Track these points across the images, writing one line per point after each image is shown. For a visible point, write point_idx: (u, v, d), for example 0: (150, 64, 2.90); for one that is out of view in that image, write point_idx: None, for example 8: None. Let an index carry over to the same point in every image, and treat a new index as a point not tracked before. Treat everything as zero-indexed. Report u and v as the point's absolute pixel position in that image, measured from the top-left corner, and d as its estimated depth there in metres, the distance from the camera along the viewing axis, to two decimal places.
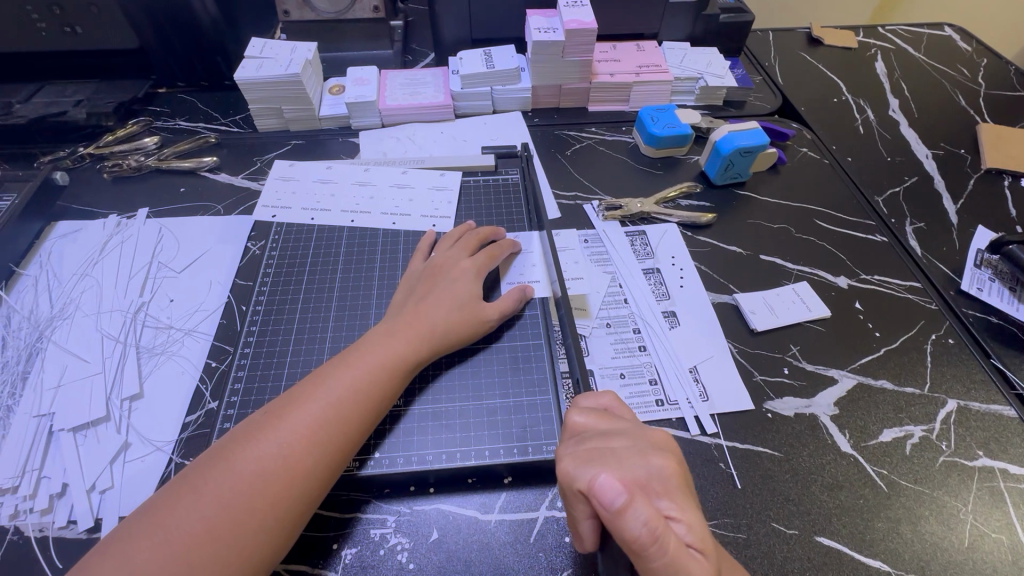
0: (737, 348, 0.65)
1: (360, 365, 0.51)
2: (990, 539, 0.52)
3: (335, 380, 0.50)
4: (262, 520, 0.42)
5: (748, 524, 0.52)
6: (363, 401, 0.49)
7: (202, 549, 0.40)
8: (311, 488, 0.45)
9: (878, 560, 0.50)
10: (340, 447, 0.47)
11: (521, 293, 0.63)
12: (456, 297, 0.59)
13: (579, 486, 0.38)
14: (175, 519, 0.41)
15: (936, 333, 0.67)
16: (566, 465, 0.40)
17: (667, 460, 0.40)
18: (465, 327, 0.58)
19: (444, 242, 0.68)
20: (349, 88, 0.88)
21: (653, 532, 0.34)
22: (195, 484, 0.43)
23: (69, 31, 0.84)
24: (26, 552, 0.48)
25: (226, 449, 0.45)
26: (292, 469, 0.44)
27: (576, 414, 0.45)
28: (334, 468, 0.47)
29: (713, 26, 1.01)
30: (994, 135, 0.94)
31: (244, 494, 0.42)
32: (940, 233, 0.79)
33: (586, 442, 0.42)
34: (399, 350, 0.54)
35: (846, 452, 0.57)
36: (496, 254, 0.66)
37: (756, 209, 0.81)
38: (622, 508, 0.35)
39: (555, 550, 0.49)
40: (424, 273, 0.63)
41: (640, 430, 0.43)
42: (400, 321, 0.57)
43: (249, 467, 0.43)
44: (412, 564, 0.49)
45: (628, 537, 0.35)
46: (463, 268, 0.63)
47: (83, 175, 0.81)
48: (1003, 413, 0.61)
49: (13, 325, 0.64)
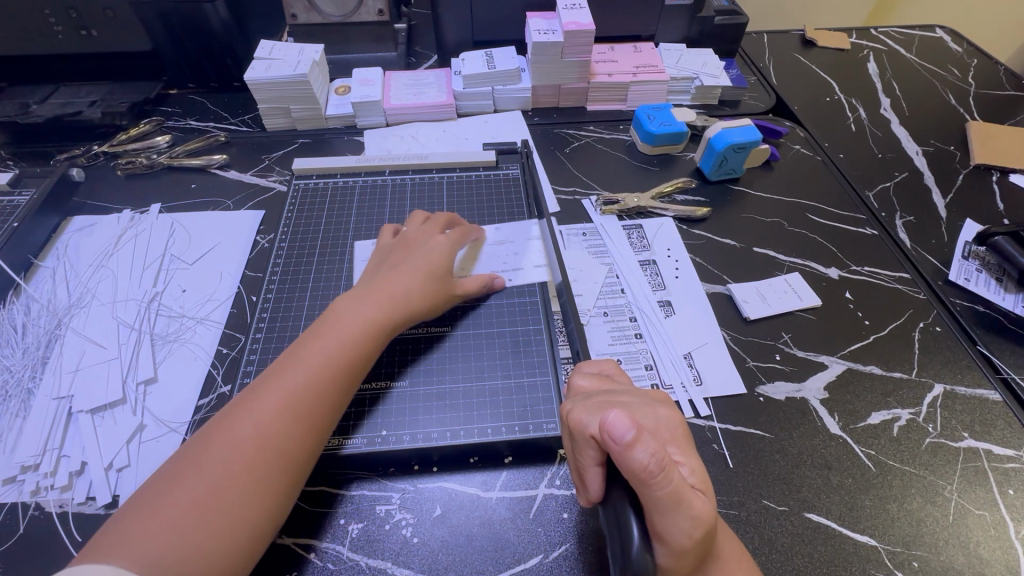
0: (731, 336, 0.67)
1: (330, 335, 0.54)
2: (975, 516, 0.54)
3: (311, 350, 0.52)
4: (252, 483, 0.44)
5: (739, 501, 0.54)
6: (340, 364, 0.52)
7: (206, 515, 0.42)
8: (300, 447, 0.48)
9: (865, 536, 0.52)
10: (324, 412, 0.50)
11: (489, 280, 0.66)
12: (426, 267, 0.61)
13: (590, 430, 0.40)
14: (176, 491, 0.43)
15: (924, 321, 0.69)
16: (579, 414, 0.42)
17: (674, 414, 0.43)
18: (433, 295, 0.60)
19: (413, 220, 0.69)
20: (355, 89, 0.91)
21: (660, 463, 0.35)
22: (190, 461, 0.45)
23: (85, 35, 0.87)
24: (47, 526, 0.50)
25: (215, 426, 0.47)
26: (274, 434, 0.47)
27: (580, 378, 0.49)
28: (320, 431, 0.49)
29: (708, 27, 1.04)
30: (983, 132, 0.96)
31: (238, 463, 0.45)
32: (929, 226, 0.81)
33: (595, 396, 0.45)
34: (366, 317, 0.56)
35: (835, 434, 0.59)
36: (466, 234, 0.69)
37: (750, 203, 0.83)
38: (632, 442, 0.35)
39: (553, 524, 0.52)
40: (392, 248, 0.65)
41: (642, 391, 0.46)
42: (370, 290, 0.58)
43: (234, 438, 0.46)
44: (416, 538, 0.51)
45: (634, 467, 0.35)
46: (435, 242, 0.65)
47: (97, 172, 0.84)
48: (988, 396, 0.63)
49: (33, 313, 0.66)
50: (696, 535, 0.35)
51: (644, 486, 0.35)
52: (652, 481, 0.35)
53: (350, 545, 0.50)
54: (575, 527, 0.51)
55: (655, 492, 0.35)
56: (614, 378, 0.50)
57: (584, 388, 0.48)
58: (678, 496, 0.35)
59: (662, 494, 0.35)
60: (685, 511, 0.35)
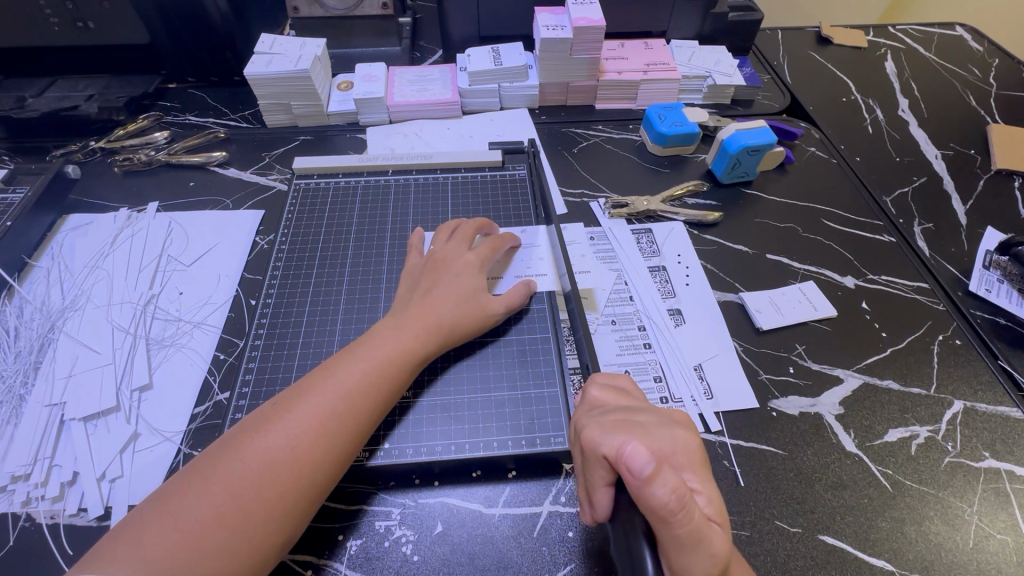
0: (743, 347, 0.65)
1: (368, 358, 0.52)
2: (996, 540, 0.52)
3: (343, 372, 0.50)
4: (271, 509, 0.43)
5: (751, 521, 0.52)
6: (372, 392, 0.50)
7: (214, 535, 0.40)
8: (326, 477, 0.46)
9: (881, 559, 0.50)
10: (348, 441, 0.48)
11: (526, 287, 0.63)
12: (462, 290, 0.59)
13: (603, 450, 0.38)
14: (186, 506, 0.41)
15: (943, 334, 0.67)
16: (593, 432, 0.40)
17: (693, 436, 0.40)
18: (471, 320, 0.58)
19: (439, 236, 0.66)
20: (358, 85, 0.89)
21: (680, 500, 0.33)
22: (206, 474, 0.43)
23: (81, 27, 0.84)
24: (38, 538, 0.49)
25: (234, 439, 0.46)
26: (301, 459, 0.45)
27: (593, 389, 0.47)
28: (343, 459, 0.47)
29: (721, 24, 1.01)
30: (1004, 136, 0.93)
31: (254, 485, 0.43)
32: (949, 234, 0.79)
33: (610, 415, 0.42)
34: (405, 343, 0.54)
35: (851, 452, 0.57)
36: (498, 245, 0.65)
37: (763, 208, 0.81)
38: (651, 476, 0.34)
39: (559, 544, 0.50)
40: (427, 266, 0.62)
41: (661, 411, 0.44)
42: (407, 314, 0.57)
43: (258, 457, 0.44)
44: (416, 556, 0.49)
45: (653, 503, 0.33)
46: (467, 260, 0.62)
47: (94, 168, 0.82)
48: (1010, 414, 0.60)
49: (26, 316, 0.64)
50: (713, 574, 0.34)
51: (663, 524, 0.33)
52: (672, 519, 0.33)
53: (348, 563, 0.49)
54: (580, 546, 0.50)
55: (676, 530, 0.33)
56: (632, 394, 0.48)
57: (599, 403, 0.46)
58: (699, 534, 0.33)
59: (682, 532, 0.33)
60: (705, 550, 0.33)
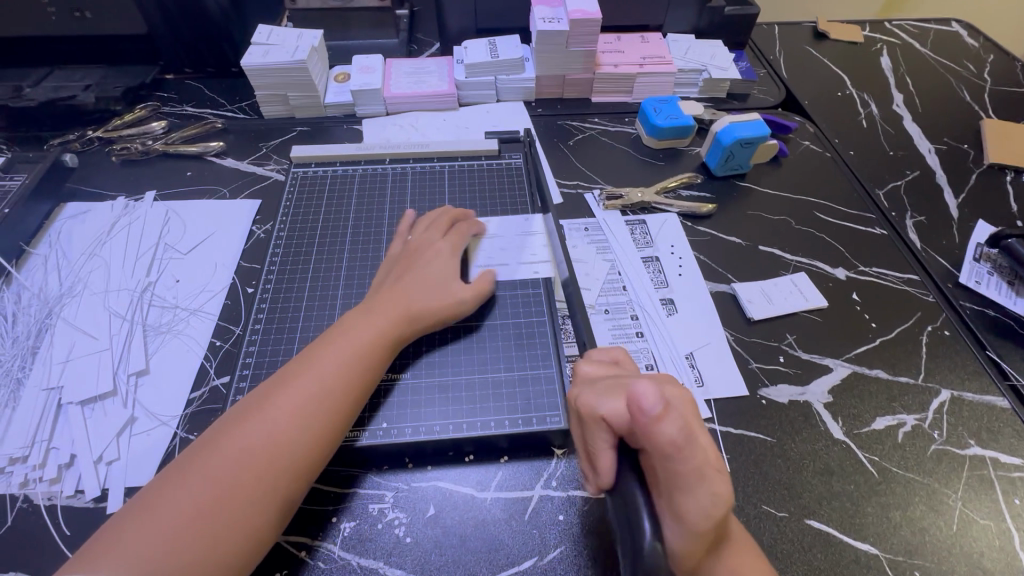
0: (734, 336, 0.65)
1: (340, 345, 0.53)
2: (980, 525, 0.53)
3: (318, 360, 0.51)
4: (256, 494, 0.44)
5: (739, 506, 0.52)
6: (347, 376, 0.51)
7: (200, 526, 0.41)
8: (310, 459, 0.47)
9: (866, 544, 0.51)
10: (329, 424, 0.49)
11: (490, 275, 0.63)
12: (434, 277, 0.60)
13: (601, 412, 0.40)
14: (169, 501, 0.42)
15: (932, 324, 0.68)
16: (589, 398, 0.42)
17: (686, 388, 0.38)
18: (445, 304, 0.59)
19: (416, 225, 0.68)
20: (355, 76, 0.89)
21: (688, 437, 0.33)
22: (186, 470, 0.44)
23: (78, 16, 0.85)
24: (35, 519, 0.50)
25: (212, 435, 0.46)
26: (280, 445, 0.46)
27: (586, 365, 0.48)
28: (326, 440, 0.48)
29: (717, 18, 1.01)
30: (997, 131, 0.94)
31: (241, 469, 0.44)
32: (941, 227, 0.79)
33: (600, 382, 0.44)
34: (377, 328, 0.55)
35: (838, 439, 0.58)
36: (465, 234, 0.66)
37: (757, 200, 0.81)
38: (660, 416, 0.33)
39: (550, 527, 0.51)
40: (403, 256, 0.63)
41: (650, 377, 0.45)
42: (378, 301, 0.57)
43: (235, 449, 0.45)
44: (408, 538, 0.50)
45: (661, 440, 0.33)
46: (437, 248, 0.63)
47: (92, 157, 0.82)
48: (996, 403, 0.61)
49: (23, 302, 0.65)
50: (717, 514, 0.33)
51: (670, 461, 0.34)
52: (676, 455, 0.33)
53: (342, 544, 0.49)
54: (572, 529, 0.50)
55: (678, 466, 0.33)
56: (623, 366, 0.49)
57: (591, 375, 0.47)
58: (700, 474, 0.33)
59: (687, 468, 0.33)
60: (707, 488, 0.33)
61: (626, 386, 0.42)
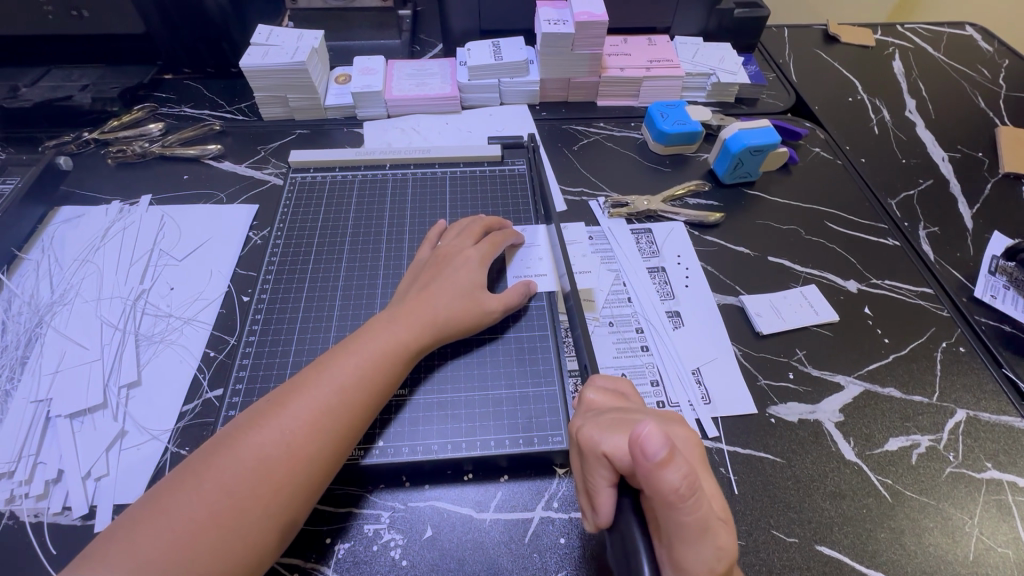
0: (742, 351, 0.63)
1: (361, 352, 0.51)
2: (996, 553, 0.51)
3: (338, 367, 0.49)
4: (266, 506, 0.42)
5: (746, 531, 0.51)
6: (367, 386, 0.49)
7: (208, 535, 0.40)
8: (322, 472, 0.45)
9: (879, 572, 0.49)
10: (343, 436, 0.47)
11: (525, 287, 0.61)
12: (460, 286, 0.58)
13: (603, 448, 0.38)
14: (179, 506, 0.40)
15: (947, 341, 0.66)
16: (590, 431, 0.40)
17: (691, 433, 0.40)
18: (468, 314, 0.57)
19: (449, 231, 0.66)
20: (356, 78, 0.87)
21: (691, 486, 0.32)
22: (198, 473, 0.42)
23: (76, 15, 0.83)
24: (20, 537, 0.48)
25: (228, 437, 0.45)
26: (295, 455, 0.44)
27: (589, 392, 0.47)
28: (339, 454, 0.47)
29: (727, 20, 0.99)
30: (1013, 139, 0.91)
31: (248, 482, 0.42)
32: (955, 238, 0.77)
33: (604, 415, 0.43)
34: (399, 337, 0.53)
35: (850, 461, 0.56)
36: (499, 242, 0.64)
37: (767, 209, 0.79)
38: (665, 461, 0.31)
39: (551, 551, 0.49)
40: (430, 261, 0.62)
41: (656, 411, 0.44)
42: (403, 307, 0.56)
43: (252, 455, 0.43)
44: (404, 561, 0.48)
45: (662, 486, 0.32)
46: (467, 256, 0.61)
47: (87, 159, 0.81)
48: (1013, 424, 0.59)
49: (13, 310, 0.64)
50: (718, 568, 0.32)
51: (671, 509, 0.32)
52: (681, 505, 0.32)
53: (336, 567, 0.48)
54: (573, 553, 0.49)
55: (682, 516, 0.32)
56: (629, 398, 0.47)
57: (596, 405, 0.46)
58: (704, 524, 0.32)
59: (688, 520, 0.32)
60: (710, 541, 0.32)
61: (630, 421, 0.41)
